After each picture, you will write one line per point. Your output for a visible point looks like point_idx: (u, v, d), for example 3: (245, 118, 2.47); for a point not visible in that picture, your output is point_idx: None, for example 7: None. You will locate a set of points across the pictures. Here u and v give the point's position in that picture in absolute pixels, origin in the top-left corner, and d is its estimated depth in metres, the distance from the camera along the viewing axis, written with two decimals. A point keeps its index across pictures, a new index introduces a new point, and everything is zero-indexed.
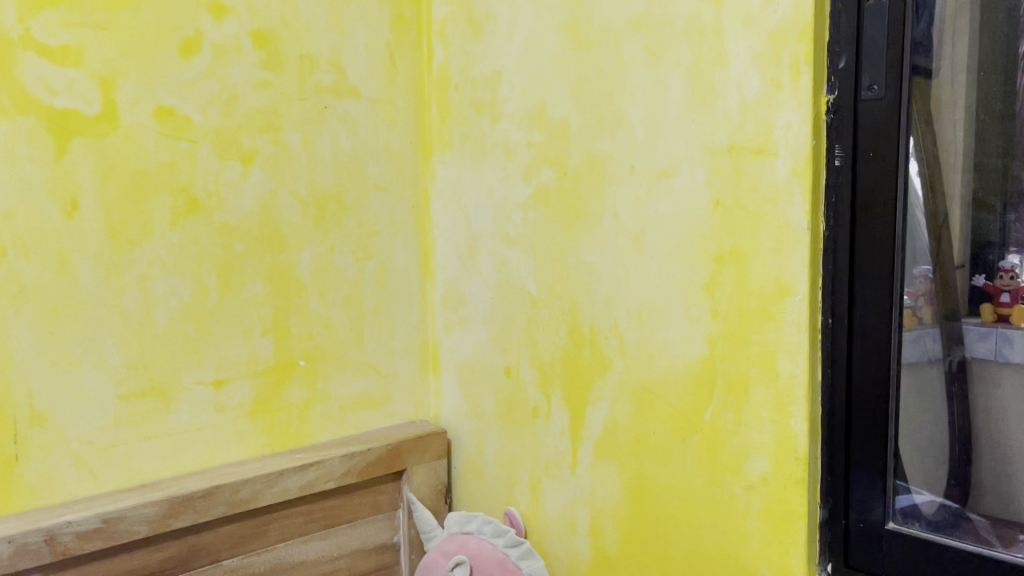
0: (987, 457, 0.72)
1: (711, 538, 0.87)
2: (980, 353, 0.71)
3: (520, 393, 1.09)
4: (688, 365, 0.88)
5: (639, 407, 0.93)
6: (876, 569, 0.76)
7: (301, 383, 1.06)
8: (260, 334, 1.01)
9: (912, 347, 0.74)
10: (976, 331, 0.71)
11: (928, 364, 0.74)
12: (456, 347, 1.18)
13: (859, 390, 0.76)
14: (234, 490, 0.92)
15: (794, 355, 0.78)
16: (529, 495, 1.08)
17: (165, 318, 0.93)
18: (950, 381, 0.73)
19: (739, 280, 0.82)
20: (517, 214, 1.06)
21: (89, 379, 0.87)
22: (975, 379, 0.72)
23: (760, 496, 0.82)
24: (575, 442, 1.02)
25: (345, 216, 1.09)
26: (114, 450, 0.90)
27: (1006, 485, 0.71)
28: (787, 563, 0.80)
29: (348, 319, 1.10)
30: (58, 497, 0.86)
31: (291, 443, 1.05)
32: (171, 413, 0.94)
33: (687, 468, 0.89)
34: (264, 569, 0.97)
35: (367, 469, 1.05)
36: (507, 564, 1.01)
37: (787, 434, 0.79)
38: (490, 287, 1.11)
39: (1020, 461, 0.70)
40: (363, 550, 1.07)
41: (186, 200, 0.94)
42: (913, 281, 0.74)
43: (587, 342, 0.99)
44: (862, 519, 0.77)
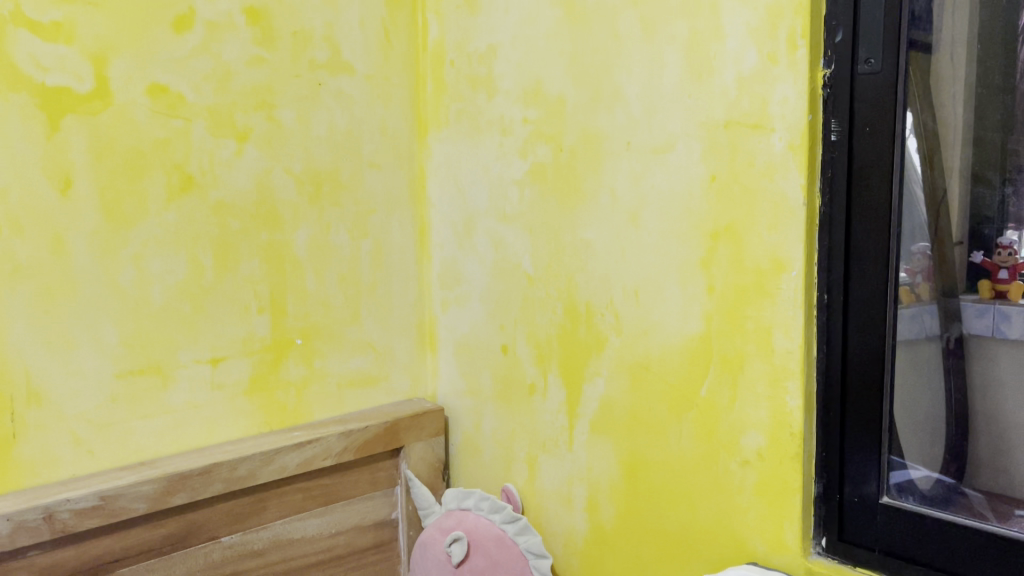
0: (984, 433, 0.73)
1: (707, 513, 0.87)
2: (977, 330, 0.72)
3: (516, 370, 1.09)
4: (684, 341, 0.88)
5: (635, 384, 0.94)
6: (870, 543, 0.76)
7: (299, 360, 1.06)
8: (257, 313, 1.01)
9: (909, 323, 0.74)
10: (974, 308, 0.71)
11: (925, 341, 0.74)
12: (453, 325, 1.18)
13: (855, 366, 0.76)
14: (232, 468, 0.93)
15: (789, 331, 0.78)
16: (526, 471, 1.09)
17: (161, 296, 0.93)
18: (947, 357, 0.74)
19: (736, 257, 0.82)
20: (513, 191, 1.06)
21: (86, 357, 0.88)
22: (973, 356, 0.73)
23: (755, 471, 0.82)
24: (572, 419, 1.02)
25: (341, 194, 1.09)
26: (112, 428, 0.90)
27: (1002, 460, 0.71)
28: (782, 537, 0.80)
29: (344, 298, 1.10)
30: (57, 474, 0.86)
31: (289, 420, 1.06)
32: (168, 391, 0.94)
33: (682, 444, 0.89)
34: (262, 545, 0.98)
35: (364, 446, 1.05)
36: (504, 541, 1.02)
37: (782, 410, 0.79)
38: (486, 264, 1.11)
39: (1017, 437, 0.71)
40: (362, 526, 1.08)
41: (180, 178, 0.93)
42: (911, 257, 0.74)
43: (584, 319, 0.99)
44: (856, 494, 0.77)
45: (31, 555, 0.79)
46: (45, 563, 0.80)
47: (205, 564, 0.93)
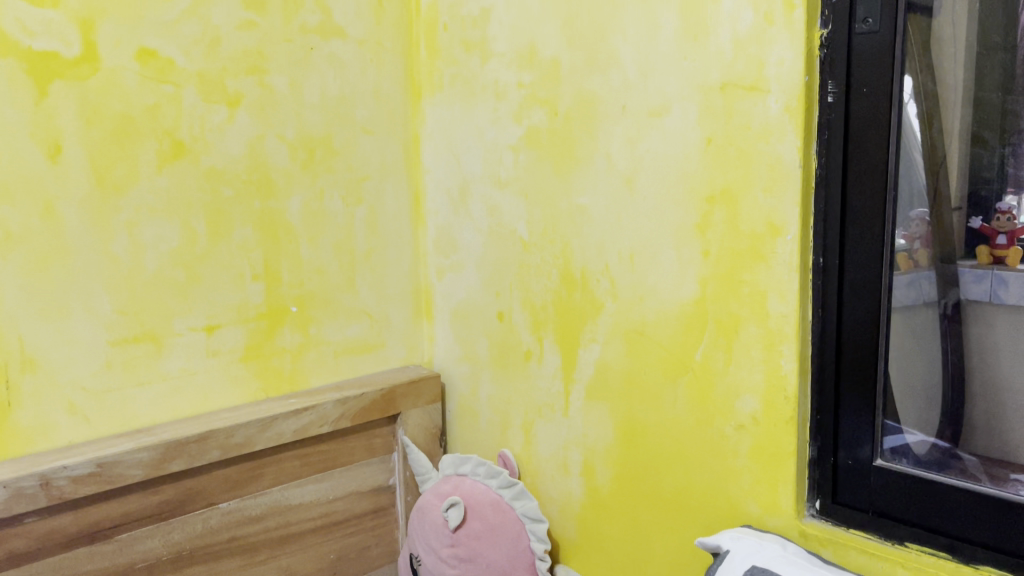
0: (980, 398, 0.72)
1: (701, 477, 0.88)
2: (975, 295, 0.71)
3: (512, 336, 1.09)
4: (680, 306, 0.88)
5: (630, 349, 0.94)
6: (863, 505, 0.77)
7: (294, 328, 1.06)
8: (251, 280, 1.01)
9: (907, 290, 0.74)
10: (971, 273, 0.71)
11: (923, 306, 0.74)
12: (449, 293, 1.17)
13: (850, 330, 0.76)
14: (228, 435, 0.93)
15: (785, 295, 0.78)
16: (523, 437, 1.10)
17: (155, 264, 0.92)
18: (944, 323, 0.73)
19: (731, 221, 0.81)
20: (508, 156, 1.05)
21: (80, 325, 0.87)
22: (970, 322, 0.72)
23: (750, 435, 0.82)
24: (567, 384, 1.02)
25: (334, 160, 1.08)
26: (108, 395, 0.90)
27: (998, 426, 0.71)
28: (776, 500, 0.81)
29: (339, 265, 1.10)
30: (53, 441, 0.87)
31: (285, 387, 1.06)
32: (164, 359, 0.94)
33: (677, 408, 0.89)
34: (260, 511, 0.98)
35: (361, 413, 1.06)
36: (501, 506, 1.02)
37: (777, 373, 0.79)
38: (481, 231, 1.10)
39: (1013, 402, 0.70)
40: (360, 492, 1.09)
41: (171, 144, 0.92)
42: (909, 223, 0.73)
43: (579, 285, 0.99)
44: (850, 456, 0.77)
45: (29, 521, 0.80)
46: (44, 529, 0.81)
47: (203, 530, 0.93)
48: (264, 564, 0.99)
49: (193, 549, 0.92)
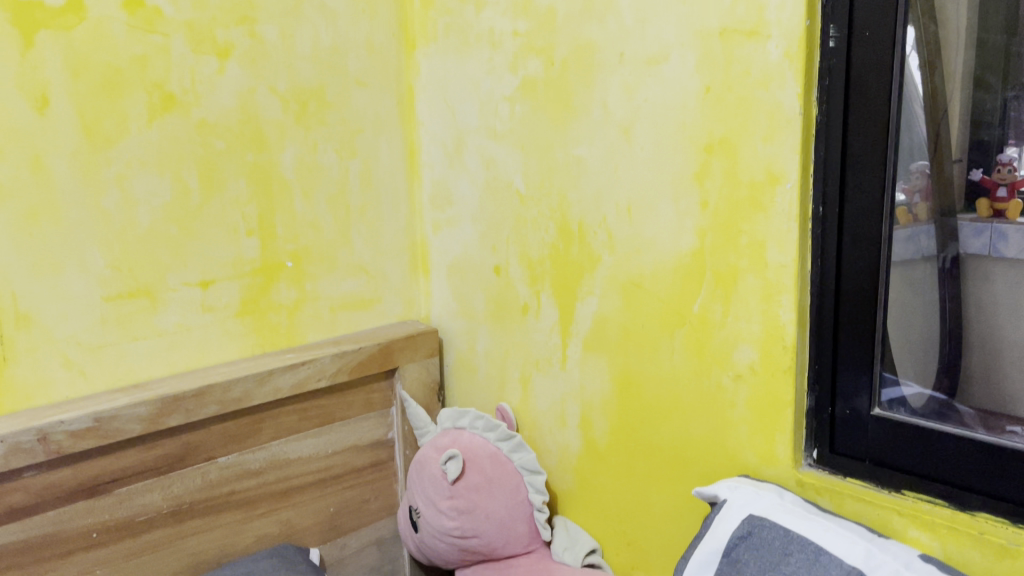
0: (977, 352, 0.73)
1: (698, 428, 0.88)
2: (974, 249, 0.71)
3: (509, 291, 1.08)
4: (677, 258, 0.87)
5: (627, 301, 0.93)
6: (860, 455, 0.77)
7: (289, 283, 1.05)
8: (245, 235, 1.00)
9: (906, 244, 0.74)
10: (971, 227, 0.71)
11: (921, 261, 0.74)
12: (445, 248, 1.16)
13: (849, 280, 0.76)
14: (226, 389, 0.93)
15: (783, 245, 0.77)
16: (520, 390, 1.10)
17: (148, 218, 0.91)
18: (943, 278, 0.74)
19: (729, 170, 0.80)
20: (504, 107, 1.03)
21: (73, 280, 0.87)
22: (970, 276, 0.72)
23: (747, 386, 0.82)
24: (565, 338, 1.02)
25: (327, 113, 1.06)
26: (103, 350, 0.90)
27: (994, 378, 0.71)
28: (773, 449, 0.81)
29: (334, 219, 1.09)
30: (50, 396, 0.86)
31: (282, 343, 1.06)
32: (159, 314, 0.94)
33: (674, 360, 0.89)
34: (259, 466, 0.98)
35: (359, 367, 1.05)
36: (500, 458, 1.03)
37: (775, 324, 0.79)
38: (477, 184, 1.09)
39: (1010, 354, 0.71)
40: (358, 446, 1.09)
41: (161, 96, 0.91)
42: (910, 177, 0.72)
43: (576, 238, 0.98)
44: (848, 406, 0.77)
45: (28, 476, 0.80)
46: (44, 484, 0.81)
47: (202, 484, 0.93)
48: (264, 517, 1.00)
49: (193, 502, 0.93)
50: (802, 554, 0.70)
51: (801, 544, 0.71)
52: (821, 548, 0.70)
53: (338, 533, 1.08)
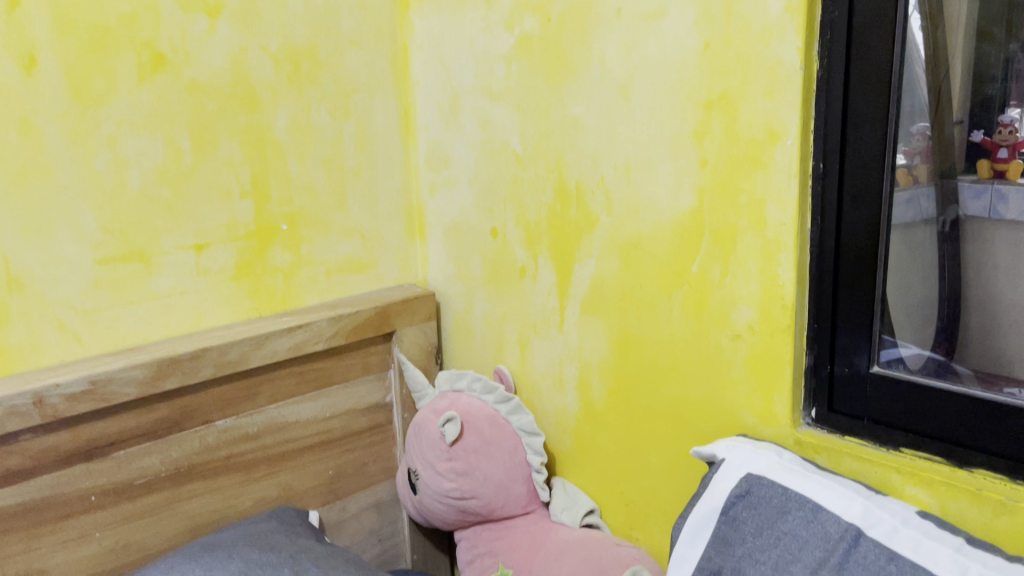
0: (974, 312, 0.74)
1: (696, 389, 0.88)
2: (974, 211, 0.72)
3: (506, 253, 1.07)
4: (675, 217, 0.86)
5: (625, 262, 0.92)
6: (859, 413, 0.77)
7: (285, 247, 1.04)
8: (239, 197, 0.99)
9: (906, 207, 0.73)
10: (971, 189, 0.72)
11: (921, 224, 0.74)
12: (442, 211, 1.15)
13: (848, 239, 0.75)
14: (222, 352, 0.92)
15: (783, 203, 0.76)
16: (518, 353, 1.09)
17: (139, 181, 0.90)
18: (942, 242, 0.74)
19: (728, 128, 0.79)
20: (500, 66, 1.02)
21: (65, 244, 0.86)
22: (968, 239, 0.73)
23: (745, 346, 0.82)
24: (562, 300, 1.01)
25: (321, 73, 1.05)
26: (98, 314, 0.89)
27: (991, 339, 0.72)
28: (771, 409, 0.81)
29: (329, 182, 1.08)
30: (45, 360, 0.86)
31: (278, 307, 1.05)
32: (153, 278, 0.93)
33: (672, 321, 0.89)
34: (257, 429, 0.98)
35: (356, 331, 1.05)
36: (498, 420, 1.03)
37: (774, 283, 0.78)
38: (473, 145, 1.08)
39: (1007, 316, 0.72)
40: (356, 410, 1.09)
41: (151, 56, 0.89)
42: (911, 139, 0.72)
43: (574, 199, 0.97)
44: (846, 365, 0.77)
45: (25, 440, 0.80)
46: (41, 447, 0.81)
47: (200, 447, 0.93)
48: (262, 481, 1.00)
49: (191, 466, 0.93)
50: (800, 512, 0.71)
51: (798, 501, 0.71)
52: (818, 506, 0.70)
53: (337, 496, 1.08)
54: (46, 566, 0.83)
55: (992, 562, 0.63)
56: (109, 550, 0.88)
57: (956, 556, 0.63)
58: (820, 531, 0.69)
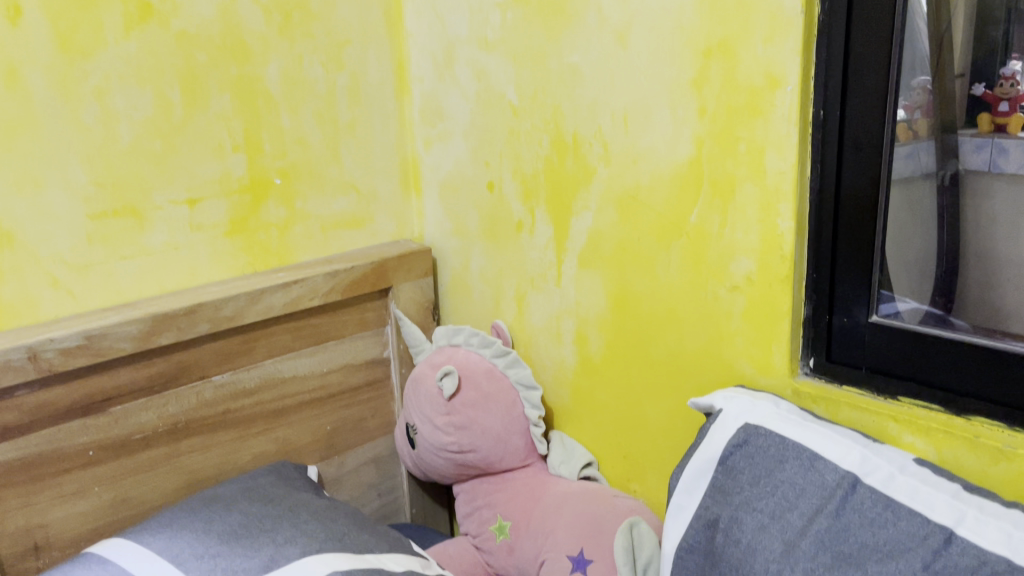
0: (972, 269, 0.73)
1: (694, 340, 0.87)
2: (974, 165, 0.71)
3: (502, 207, 1.06)
4: (674, 168, 0.85)
5: (622, 214, 0.91)
6: (857, 363, 0.76)
7: (278, 202, 1.03)
8: (232, 151, 0.98)
9: (906, 162, 0.72)
10: (971, 143, 0.70)
11: (920, 179, 0.73)
12: (437, 165, 1.14)
13: (848, 188, 0.74)
14: (217, 308, 0.92)
15: (782, 151, 0.75)
16: (515, 308, 1.09)
17: (129, 134, 0.89)
18: (941, 196, 0.73)
19: (728, 75, 0.78)
20: (495, 16, 0.99)
21: (56, 198, 0.85)
22: (968, 194, 0.72)
23: (744, 297, 0.82)
24: (559, 254, 1.01)
25: (312, 24, 1.02)
26: (90, 270, 0.88)
27: (989, 295, 0.72)
28: (769, 360, 0.81)
29: (323, 136, 1.06)
30: (38, 316, 0.85)
31: (273, 262, 1.04)
32: (146, 233, 0.92)
33: (670, 272, 0.88)
34: (254, 384, 0.98)
35: (352, 286, 1.04)
36: (495, 375, 1.03)
37: (772, 233, 0.78)
38: (469, 97, 1.06)
39: (1005, 271, 0.71)
40: (353, 366, 1.09)
41: (138, 5, 0.87)
42: (911, 94, 0.71)
43: (571, 151, 0.96)
44: (845, 315, 0.76)
45: (20, 395, 0.79)
46: (36, 403, 0.80)
47: (197, 403, 0.93)
48: (261, 436, 1.00)
49: (189, 421, 0.93)
50: (797, 461, 0.71)
51: (796, 450, 0.71)
52: (816, 454, 0.70)
53: (336, 451, 1.09)
54: (45, 521, 0.83)
55: (988, 508, 0.63)
56: (108, 505, 0.88)
57: (953, 502, 0.64)
58: (817, 480, 0.69)
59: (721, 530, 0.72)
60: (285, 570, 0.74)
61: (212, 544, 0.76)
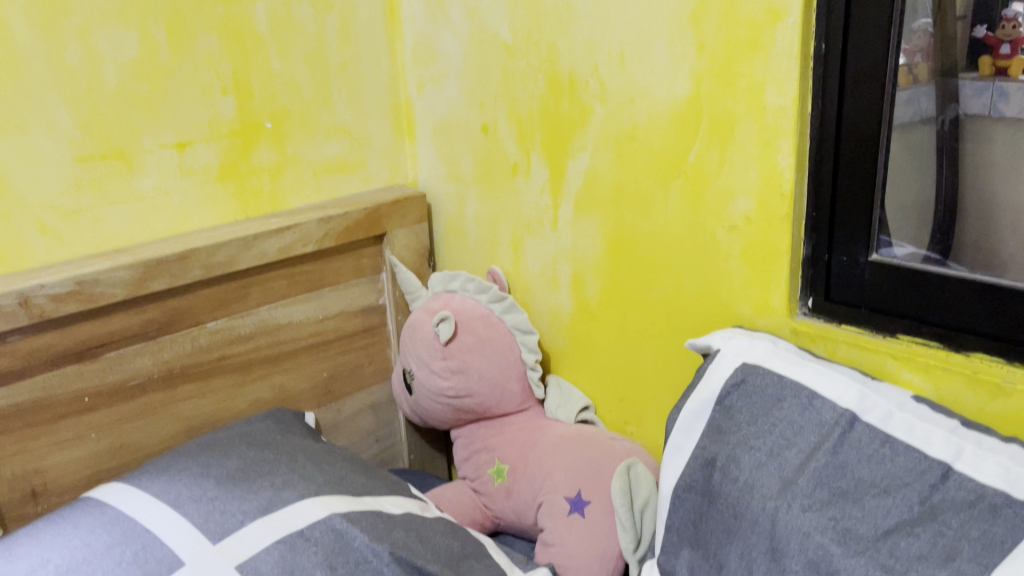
0: (971, 215, 0.71)
1: (692, 282, 0.86)
2: (974, 110, 0.69)
3: (497, 150, 1.05)
4: (672, 106, 0.83)
5: (620, 155, 0.90)
6: (857, 302, 0.76)
7: (270, 146, 1.02)
8: (221, 94, 0.95)
9: (906, 106, 0.70)
10: (972, 87, 0.69)
11: (920, 124, 0.71)
12: (431, 108, 1.12)
13: (850, 123, 0.72)
14: (210, 254, 0.91)
15: (783, 86, 0.73)
16: (512, 254, 1.08)
17: (115, 76, 0.87)
18: (940, 141, 0.72)
19: (728, 8, 0.76)
20: None
21: (42, 141, 0.83)
22: (968, 136, 0.70)
23: (743, 237, 0.81)
24: (556, 197, 0.99)
25: None
26: (80, 215, 0.87)
27: (987, 241, 0.70)
28: (767, 301, 0.80)
29: (313, 78, 1.04)
30: (28, 261, 0.84)
31: (266, 208, 1.03)
32: (135, 177, 0.90)
33: (668, 213, 0.87)
34: (249, 331, 0.98)
35: (346, 232, 1.03)
36: (492, 320, 1.02)
37: (772, 170, 0.76)
38: (462, 38, 1.04)
39: (1004, 217, 0.70)
40: (348, 313, 1.08)
41: None
42: (913, 36, 0.69)
43: (567, 91, 0.94)
44: (845, 254, 0.75)
45: (12, 341, 0.79)
46: (28, 349, 0.80)
47: (192, 349, 0.93)
48: (256, 383, 1.00)
49: (184, 368, 0.92)
50: (795, 400, 0.71)
51: (794, 389, 0.71)
52: (814, 392, 0.70)
53: (333, 397, 1.09)
54: (42, 467, 0.83)
55: (986, 443, 0.63)
56: (105, 451, 0.88)
57: (951, 437, 0.63)
58: (815, 418, 0.69)
59: (718, 469, 0.72)
60: (283, 512, 0.74)
61: (209, 488, 0.76)
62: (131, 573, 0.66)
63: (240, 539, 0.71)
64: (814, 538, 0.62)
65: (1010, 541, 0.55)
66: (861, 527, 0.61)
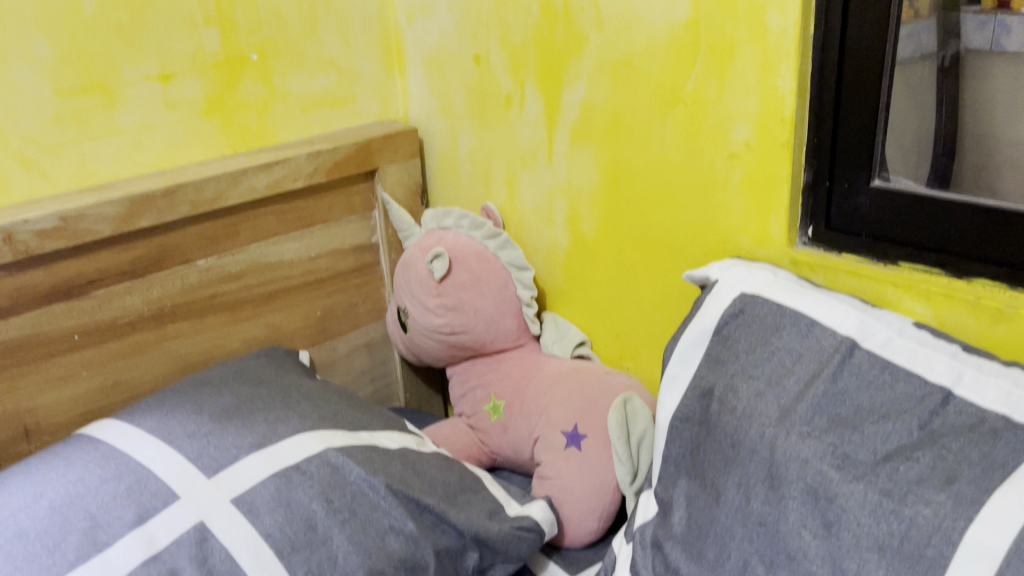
0: (970, 154, 0.70)
1: (690, 213, 0.85)
2: (975, 45, 0.69)
3: (490, 82, 1.02)
4: (670, 30, 0.81)
5: (616, 83, 0.88)
6: (857, 230, 0.74)
7: (256, 79, 0.99)
8: (204, 24, 0.92)
9: (908, 42, 0.69)
10: (975, 21, 0.68)
11: (920, 61, 0.70)
12: (421, 40, 1.09)
13: (853, 46, 0.70)
14: (198, 190, 0.89)
15: (785, 7, 0.71)
16: (506, 189, 1.06)
17: (93, 5, 0.84)
18: (941, 79, 0.71)
19: None
20: None
21: (19, 73, 0.80)
22: (968, 75, 0.70)
23: (742, 166, 0.79)
24: (550, 130, 0.97)
25: None
26: (62, 150, 0.85)
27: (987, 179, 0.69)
28: (766, 231, 0.79)
29: (299, 8, 1.01)
30: (11, 197, 0.82)
31: (254, 143, 1.01)
32: (118, 111, 0.88)
33: (666, 144, 0.85)
34: (240, 269, 0.96)
35: (336, 168, 1.01)
36: (486, 256, 1.00)
37: (772, 95, 0.74)
38: None
39: (1004, 155, 0.69)
40: (340, 251, 1.06)
41: None
42: None
43: (562, 19, 0.91)
44: (847, 181, 0.74)
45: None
46: (15, 287, 0.78)
47: (182, 288, 0.91)
48: (249, 322, 0.99)
49: (175, 307, 0.91)
50: (794, 329, 0.70)
51: (793, 318, 0.70)
52: (813, 321, 0.69)
53: (327, 336, 1.08)
54: (34, 406, 0.83)
55: (987, 368, 0.62)
56: (97, 389, 0.87)
57: (952, 362, 0.63)
58: (815, 346, 0.68)
59: (716, 399, 0.71)
60: (278, 446, 0.74)
61: (203, 423, 0.75)
62: (126, 507, 0.66)
63: (236, 473, 0.70)
64: (813, 464, 0.61)
65: (1010, 464, 0.55)
66: (860, 453, 0.60)
